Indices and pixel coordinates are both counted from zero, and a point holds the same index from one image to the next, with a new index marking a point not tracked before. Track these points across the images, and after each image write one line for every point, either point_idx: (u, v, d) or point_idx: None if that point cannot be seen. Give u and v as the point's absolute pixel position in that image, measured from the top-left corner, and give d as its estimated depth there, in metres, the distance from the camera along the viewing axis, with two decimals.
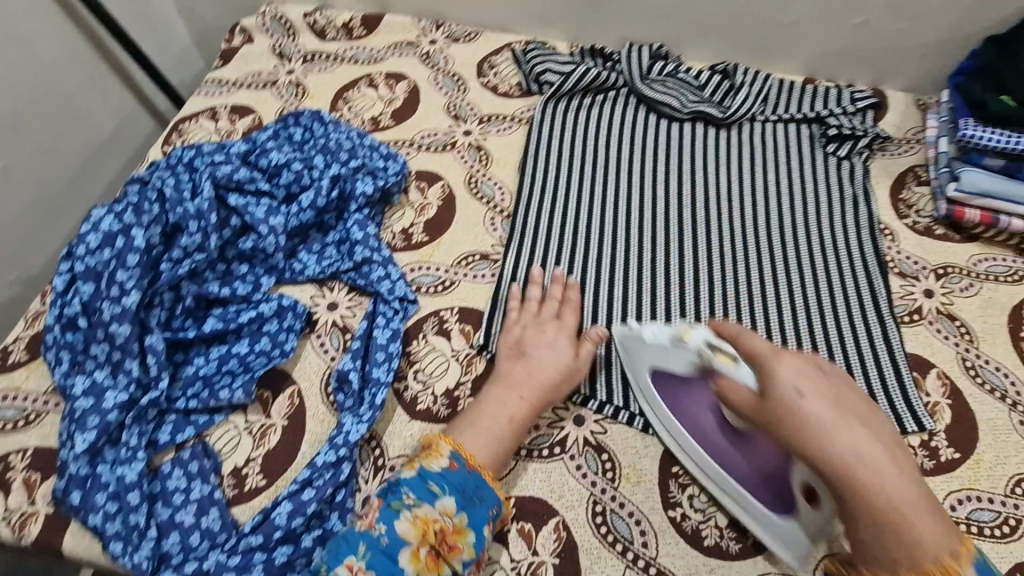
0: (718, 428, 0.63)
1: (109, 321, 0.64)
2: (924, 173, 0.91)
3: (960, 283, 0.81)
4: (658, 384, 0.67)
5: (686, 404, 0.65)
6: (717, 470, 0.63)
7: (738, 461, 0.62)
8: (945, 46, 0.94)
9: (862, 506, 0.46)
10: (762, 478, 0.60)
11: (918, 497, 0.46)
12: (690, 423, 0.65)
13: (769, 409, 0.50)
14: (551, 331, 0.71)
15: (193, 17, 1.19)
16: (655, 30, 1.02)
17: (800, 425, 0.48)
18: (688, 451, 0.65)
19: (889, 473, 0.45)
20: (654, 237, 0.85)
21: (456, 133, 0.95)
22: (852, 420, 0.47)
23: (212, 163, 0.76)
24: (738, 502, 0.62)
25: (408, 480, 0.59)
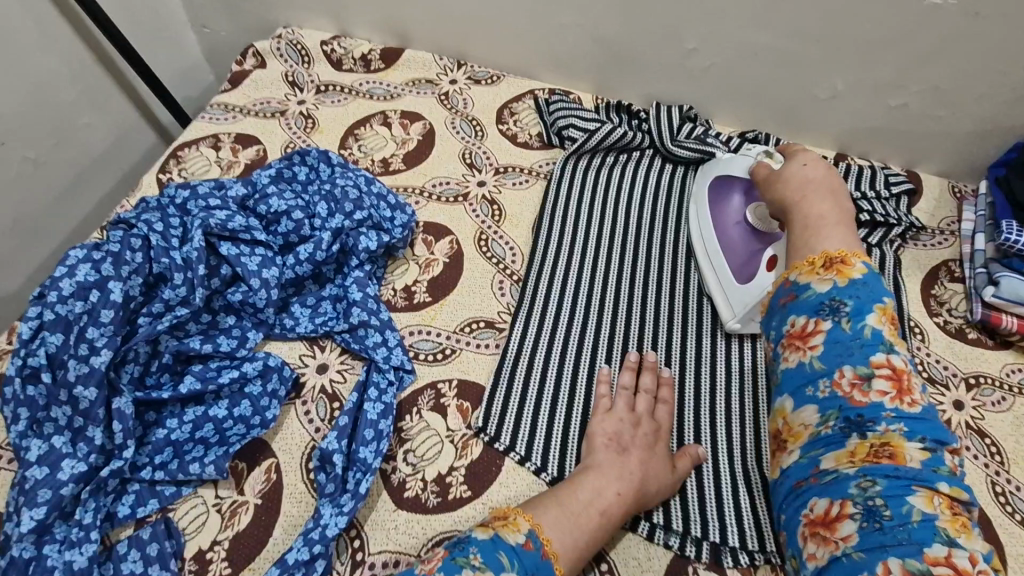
0: (739, 221, 0.80)
1: (74, 383, 0.59)
2: (958, 269, 0.86)
3: (991, 395, 0.76)
4: (710, 190, 0.84)
5: (722, 199, 0.82)
6: (719, 254, 0.80)
7: (738, 243, 0.79)
8: (986, 136, 0.90)
9: (800, 216, 0.69)
10: (747, 259, 0.77)
11: (840, 230, 0.66)
12: (718, 212, 0.82)
13: (775, 174, 0.74)
14: (648, 432, 0.67)
15: (206, 32, 1.15)
16: (685, 92, 0.98)
17: (782, 177, 0.73)
18: (709, 249, 0.82)
19: (829, 210, 0.68)
20: (670, 317, 0.80)
21: (470, 182, 0.90)
22: (820, 189, 0.70)
23: (206, 208, 0.71)
24: (717, 282, 0.80)
25: (479, 541, 0.55)
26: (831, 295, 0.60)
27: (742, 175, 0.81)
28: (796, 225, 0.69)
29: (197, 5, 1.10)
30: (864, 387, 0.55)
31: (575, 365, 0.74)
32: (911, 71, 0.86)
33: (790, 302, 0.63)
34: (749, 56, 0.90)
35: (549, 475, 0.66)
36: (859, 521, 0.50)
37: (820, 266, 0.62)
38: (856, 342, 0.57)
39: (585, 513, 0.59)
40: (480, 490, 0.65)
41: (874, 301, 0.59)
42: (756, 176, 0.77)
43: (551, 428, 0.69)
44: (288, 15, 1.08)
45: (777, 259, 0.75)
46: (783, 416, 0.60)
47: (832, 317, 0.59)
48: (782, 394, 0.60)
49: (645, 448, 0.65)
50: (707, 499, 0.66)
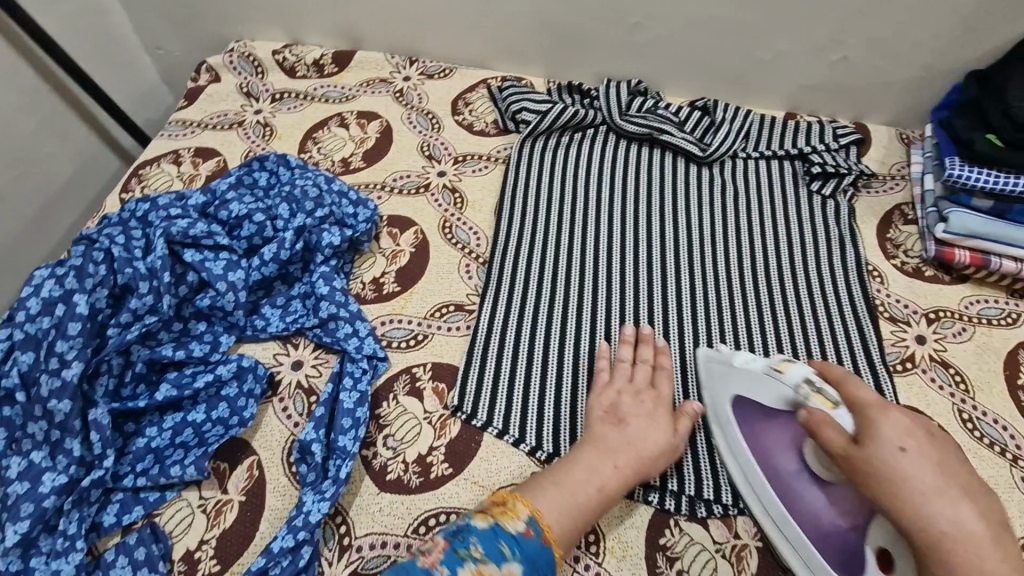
0: (799, 473, 0.61)
1: (47, 397, 0.59)
2: (910, 211, 0.89)
3: (952, 328, 0.78)
4: (739, 415, 0.65)
5: (768, 443, 0.63)
6: (790, 522, 0.60)
7: (818, 515, 0.59)
8: (926, 81, 0.93)
9: (940, 554, 0.46)
10: (829, 535, 0.58)
11: (1010, 573, 0.44)
12: (769, 465, 0.62)
13: (861, 452, 0.51)
14: (647, 402, 0.67)
15: (161, 53, 1.16)
16: (634, 67, 1.00)
17: (886, 470, 0.50)
18: (764, 501, 0.62)
19: (979, 534, 0.46)
20: (657, 289, 0.81)
21: (430, 174, 0.92)
22: (947, 483, 0.48)
23: (167, 218, 0.72)
24: (794, 553, 0.59)
25: (479, 530, 0.55)
26: None
27: (786, 409, 0.62)
28: (932, 562, 0.47)
29: (149, 27, 1.11)
30: None
31: (551, 340, 0.75)
32: (846, 25, 0.88)
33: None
34: (691, 25, 0.92)
35: (528, 444, 0.68)
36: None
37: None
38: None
39: (581, 491, 0.60)
40: (462, 465, 0.66)
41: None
42: (825, 445, 0.54)
43: (544, 406, 0.70)
44: (239, 29, 1.09)
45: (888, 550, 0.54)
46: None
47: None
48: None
49: (644, 418, 0.66)
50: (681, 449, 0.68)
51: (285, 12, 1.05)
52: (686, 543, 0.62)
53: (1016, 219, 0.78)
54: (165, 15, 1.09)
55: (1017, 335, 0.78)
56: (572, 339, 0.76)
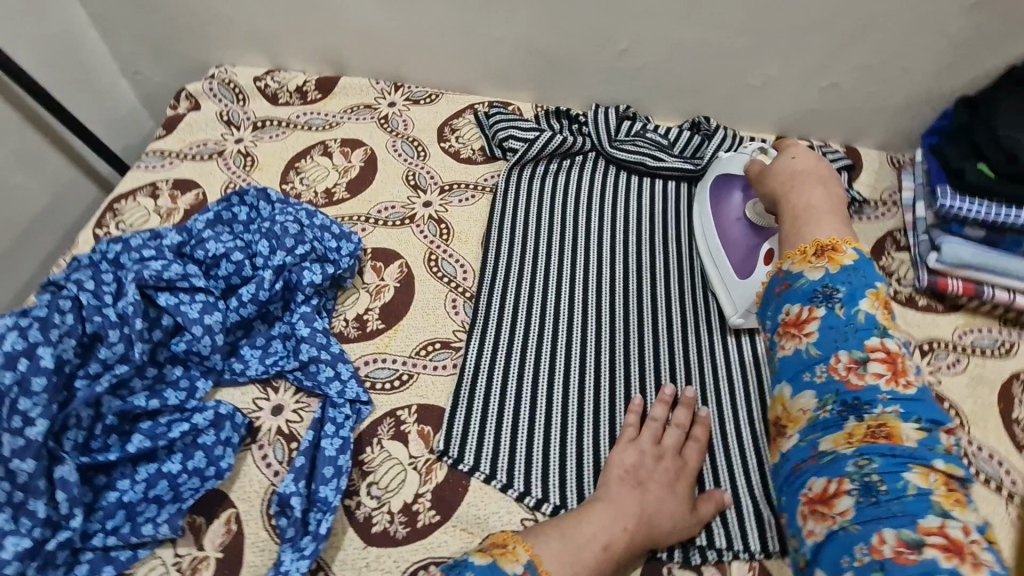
0: (739, 217, 0.79)
1: (9, 457, 0.56)
2: (902, 238, 0.88)
3: (946, 359, 0.77)
4: (712, 189, 0.84)
5: (723, 195, 0.82)
6: (720, 249, 0.80)
7: (738, 241, 0.78)
8: (915, 106, 0.92)
9: (787, 210, 0.68)
10: (747, 256, 0.77)
11: (828, 216, 0.65)
12: (719, 209, 0.82)
13: (766, 167, 0.73)
14: (672, 469, 0.64)
15: (139, 79, 1.14)
16: (621, 92, 0.99)
17: (774, 170, 0.72)
18: (707, 237, 0.82)
19: (818, 200, 0.67)
20: (668, 326, 0.78)
21: (415, 205, 0.90)
22: (811, 178, 0.69)
23: (141, 260, 0.69)
24: (723, 282, 0.79)
25: (477, 566, 0.53)
26: (823, 281, 0.60)
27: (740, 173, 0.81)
28: (784, 218, 0.68)
29: (128, 52, 1.09)
30: (859, 370, 0.55)
31: (542, 378, 0.73)
32: (833, 52, 0.88)
33: (784, 291, 0.62)
34: (679, 51, 0.91)
35: (517, 492, 0.65)
36: (856, 497, 0.50)
37: (813, 256, 0.62)
38: (850, 327, 0.57)
39: (587, 548, 0.56)
40: (449, 512, 0.64)
41: (868, 286, 0.59)
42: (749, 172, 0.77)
43: (548, 456, 0.67)
44: (221, 55, 1.07)
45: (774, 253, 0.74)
46: (781, 403, 0.59)
47: (827, 303, 0.59)
48: (781, 381, 0.60)
49: (665, 483, 0.62)
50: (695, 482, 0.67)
51: (267, 38, 1.03)
52: None
53: (1008, 248, 0.78)
54: (144, 41, 1.07)
55: (1010, 365, 0.77)
56: (563, 377, 0.73)
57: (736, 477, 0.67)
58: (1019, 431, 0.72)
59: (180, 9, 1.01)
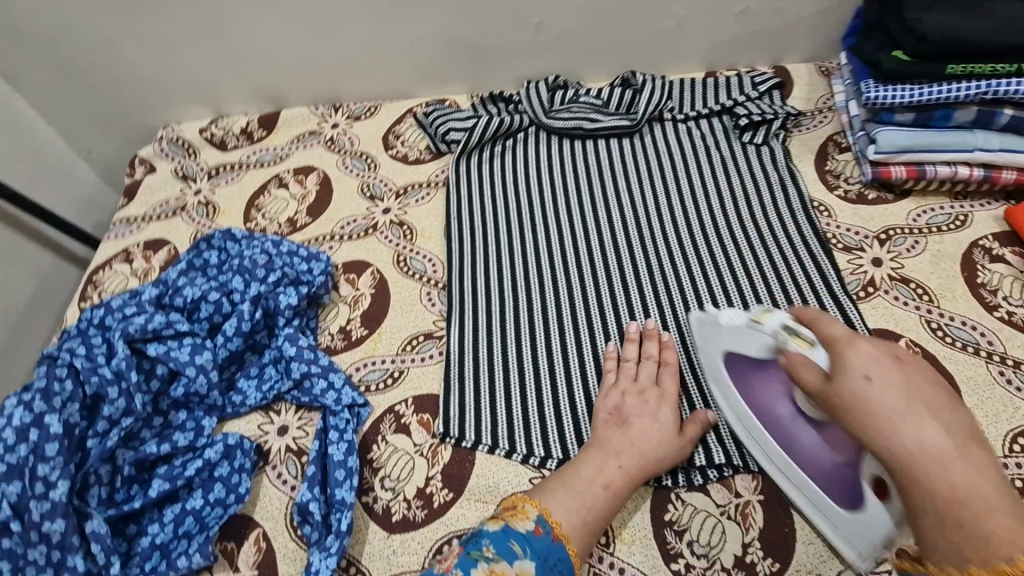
0: (795, 417, 0.62)
1: (40, 521, 0.60)
2: (843, 140, 0.91)
3: (905, 243, 0.80)
4: (729, 368, 0.67)
5: (759, 391, 0.64)
6: (792, 466, 0.62)
7: (810, 450, 0.61)
8: (829, 12, 0.95)
9: (912, 485, 0.46)
10: (831, 472, 0.59)
11: (989, 496, 0.44)
12: (763, 410, 0.64)
13: (829, 386, 0.52)
14: (652, 400, 0.68)
15: (93, 156, 1.17)
16: (548, 64, 1.02)
17: (850, 406, 0.50)
18: (756, 436, 0.65)
19: (943, 455, 0.46)
20: (635, 275, 0.81)
21: (375, 213, 0.93)
22: (917, 408, 0.48)
23: (124, 318, 0.73)
24: (804, 496, 0.62)
25: (491, 533, 0.57)
26: None
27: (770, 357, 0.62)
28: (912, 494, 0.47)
29: (77, 132, 1.13)
30: None
31: (523, 346, 0.76)
32: None
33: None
34: (592, 11, 0.94)
35: (520, 454, 0.68)
36: None
37: None
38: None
39: (590, 489, 0.62)
40: (461, 487, 0.67)
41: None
42: (806, 387, 0.54)
43: (542, 414, 0.71)
44: (165, 115, 1.11)
45: (883, 483, 0.55)
46: None
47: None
48: None
49: (650, 415, 0.67)
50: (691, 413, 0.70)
51: (203, 89, 1.06)
52: (691, 513, 0.64)
53: (940, 124, 0.80)
54: (90, 119, 1.11)
55: (967, 235, 0.79)
56: (542, 340, 0.77)
57: None
58: (986, 295, 0.74)
59: (116, 81, 1.05)
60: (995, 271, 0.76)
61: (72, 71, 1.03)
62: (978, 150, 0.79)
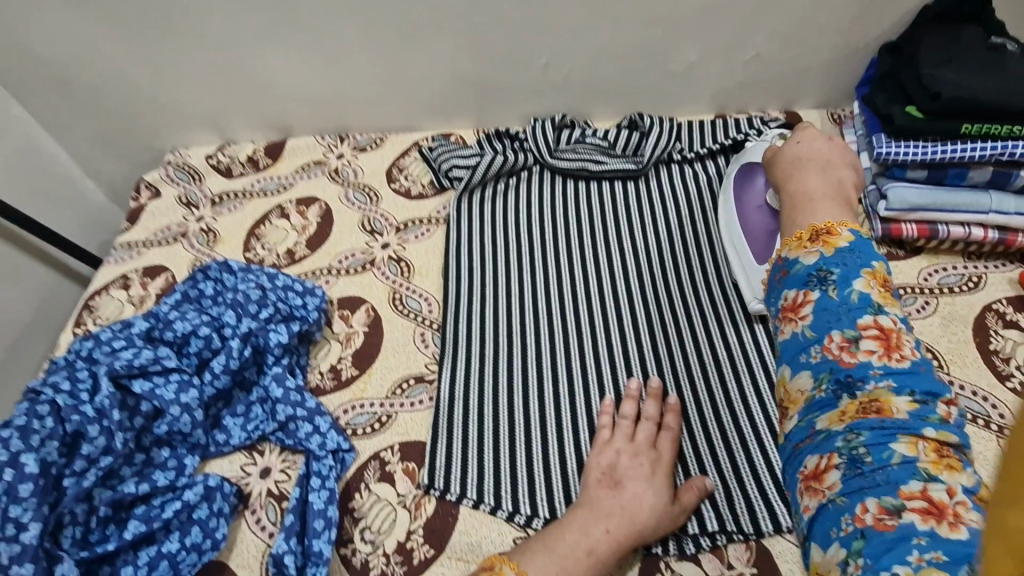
0: (761, 204, 0.80)
1: (8, 565, 0.59)
2: None
3: (915, 303, 0.77)
4: (734, 179, 0.86)
5: (746, 188, 0.83)
6: (740, 239, 0.79)
7: (757, 226, 0.79)
8: (841, 61, 0.94)
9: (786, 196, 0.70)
10: (767, 241, 0.77)
11: (826, 205, 0.66)
12: (742, 198, 0.83)
13: (774, 154, 0.75)
14: (646, 463, 0.65)
15: (100, 176, 1.18)
16: (556, 102, 1.01)
17: (778, 158, 0.74)
18: (728, 226, 0.82)
19: (816, 186, 0.69)
20: (634, 325, 0.79)
21: (374, 248, 0.92)
22: (813, 164, 0.71)
23: (112, 351, 0.72)
24: (742, 268, 0.78)
25: None
26: (818, 265, 0.61)
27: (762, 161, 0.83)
28: (785, 205, 0.70)
29: (88, 155, 1.14)
30: (853, 349, 0.55)
31: (514, 393, 0.75)
32: (747, 26, 0.90)
33: (784, 278, 0.63)
34: (600, 53, 0.94)
35: (506, 511, 0.66)
36: (844, 470, 0.51)
37: (806, 240, 0.63)
38: (843, 307, 0.57)
39: (571, 556, 0.58)
40: (442, 544, 0.65)
41: (861, 269, 0.59)
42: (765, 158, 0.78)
43: (531, 470, 0.69)
44: (174, 140, 1.12)
45: None
46: (783, 386, 0.59)
47: (821, 286, 0.59)
48: (782, 364, 0.60)
49: (643, 479, 0.63)
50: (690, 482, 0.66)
51: (213, 116, 1.07)
52: None
53: (954, 182, 0.78)
54: (101, 142, 1.12)
55: (979, 298, 0.76)
56: (536, 390, 0.75)
57: (720, 462, 0.68)
58: (998, 363, 0.71)
59: (127, 106, 1.06)
60: (1008, 338, 0.73)
61: (83, 96, 1.04)
62: (993, 212, 0.77)
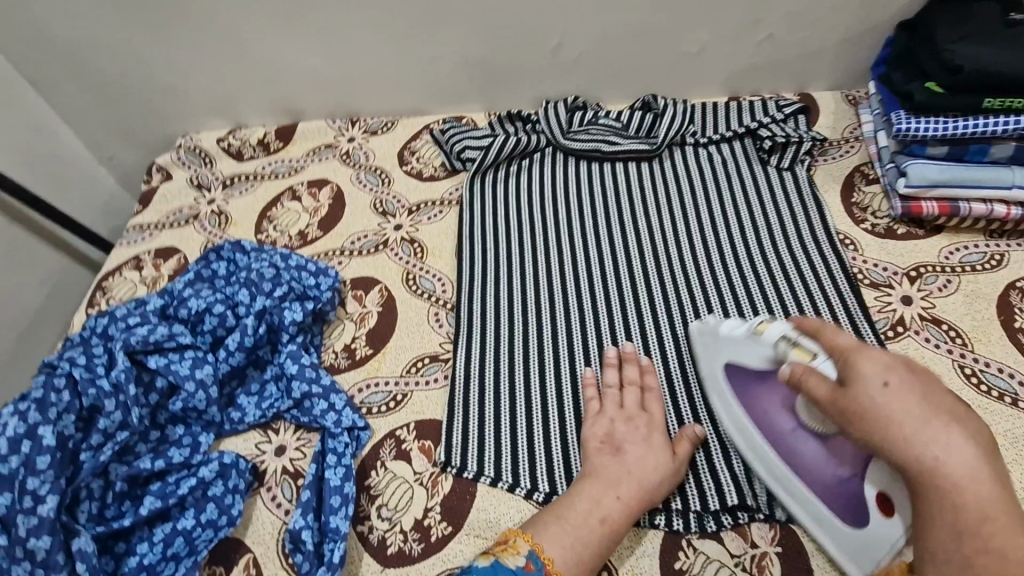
0: (795, 431, 0.60)
1: (25, 537, 0.58)
2: (871, 171, 0.87)
3: (937, 282, 0.76)
4: (731, 382, 0.64)
5: (762, 403, 0.62)
6: (787, 474, 0.60)
7: (811, 466, 0.59)
8: (858, 40, 0.92)
9: (933, 495, 0.47)
10: (834, 486, 0.57)
11: (1004, 510, 0.46)
12: (766, 423, 0.62)
13: (845, 396, 0.52)
14: (642, 426, 0.65)
15: (114, 163, 1.18)
16: (569, 84, 1.01)
17: (873, 415, 0.50)
18: (761, 457, 0.62)
19: (961, 454, 0.47)
20: (645, 299, 0.79)
21: (387, 229, 0.92)
22: (942, 423, 0.48)
23: (128, 328, 0.72)
24: (801, 504, 0.59)
25: (479, 570, 0.53)
26: None
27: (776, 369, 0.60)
28: (924, 504, 0.48)
29: (99, 140, 1.14)
30: None
31: (527, 369, 0.74)
32: (763, 4, 0.88)
33: None
34: (613, 33, 0.93)
35: (524, 488, 0.65)
36: None
37: None
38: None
39: (586, 525, 0.57)
40: (460, 521, 0.64)
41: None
42: (807, 390, 0.55)
43: (550, 446, 0.68)
44: (184, 124, 1.11)
45: (887, 495, 0.54)
46: None
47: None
48: None
49: (643, 442, 0.64)
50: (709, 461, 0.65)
51: (222, 101, 1.07)
52: (703, 562, 0.60)
53: (975, 158, 0.77)
54: (112, 127, 1.12)
55: (1003, 276, 0.75)
56: (553, 366, 0.74)
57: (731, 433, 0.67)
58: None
59: (136, 90, 1.05)
60: None
61: (92, 79, 1.04)
62: (1016, 187, 0.76)
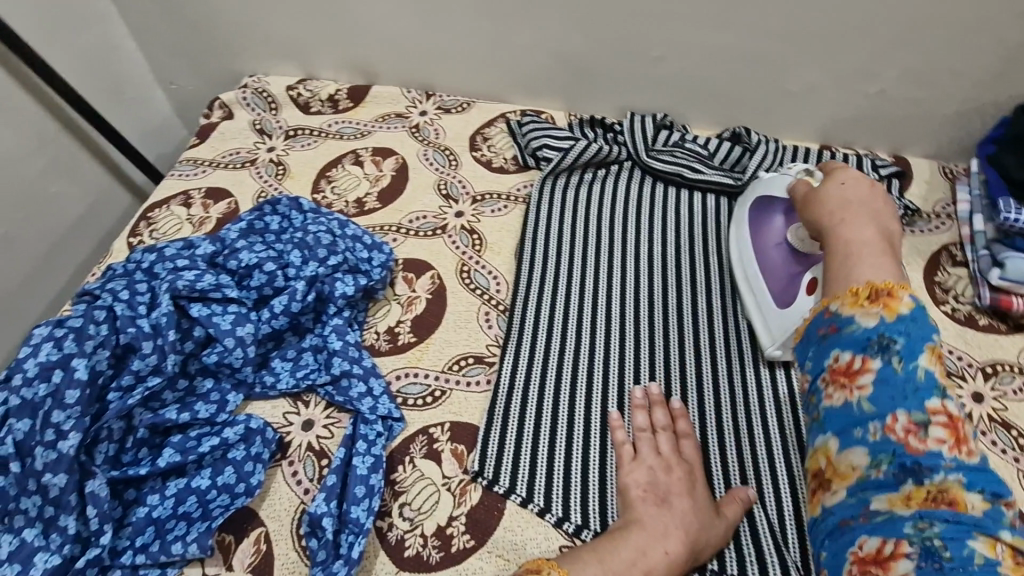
0: (779, 242, 0.74)
1: (41, 471, 0.56)
2: (959, 252, 0.83)
3: (1012, 383, 0.72)
4: (750, 213, 0.79)
5: (764, 223, 0.76)
6: (758, 277, 0.75)
7: (777, 265, 0.73)
8: (970, 114, 0.88)
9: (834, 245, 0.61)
10: (787, 282, 0.72)
11: (882, 256, 0.58)
12: (757, 234, 0.76)
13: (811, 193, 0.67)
14: (682, 476, 0.62)
15: (173, 88, 1.15)
16: (659, 101, 0.96)
17: (821, 200, 0.65)
18: (743, 260, 0.77)
19: (869, 233, 0.60)
20: (699, 339, 0.76)
21: (447, 214, 0.88)
22: (863, 211, 0.62)
23: (175, 269, 0.69)
24: (759, 309, 0.74)
25: None
26: (879, 329, 0.53)
27: (781, 195, 0.75)
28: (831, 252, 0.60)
29: (164, 64, 1.11)
30: (919, 433, 0.48)
31: (572, 390, 0.71)
32: (884, 58, 0.84)
33: (832, 335, 0.55)
34: (720, 57, 0.88)
35: (555, 516, 0.62)
36: (917, 561, 0.44)
37: (864, 299, 0.54)
38: (909, 385, 0.50)
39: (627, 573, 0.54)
40: (484, 537, 0.61)
41: (928, 339, 0.52)
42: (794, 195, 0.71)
43: (587, 477, 0.65)
44: (253, 64, 1.07)
45: (818, 282, 0.69)
46: (825, 456, 0.53)
47: (882, 355, 0.52)
48: (824, 435, 0.53)
49: (685, 494, 0.61)
50: (746, 526, 0.62)
51: (299, 48, 1.03)
52: None
53: None
54: (180, 52, 1.08)
55: None
56: (601, 392, 0.71)
57: (781, 498, 0.64)
58: None
59: (213, 20, 1.01)
60: None
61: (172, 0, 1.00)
62: None
